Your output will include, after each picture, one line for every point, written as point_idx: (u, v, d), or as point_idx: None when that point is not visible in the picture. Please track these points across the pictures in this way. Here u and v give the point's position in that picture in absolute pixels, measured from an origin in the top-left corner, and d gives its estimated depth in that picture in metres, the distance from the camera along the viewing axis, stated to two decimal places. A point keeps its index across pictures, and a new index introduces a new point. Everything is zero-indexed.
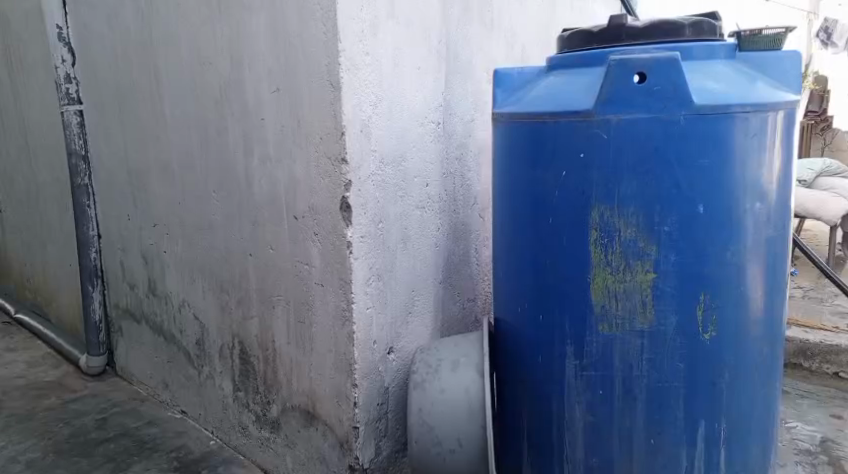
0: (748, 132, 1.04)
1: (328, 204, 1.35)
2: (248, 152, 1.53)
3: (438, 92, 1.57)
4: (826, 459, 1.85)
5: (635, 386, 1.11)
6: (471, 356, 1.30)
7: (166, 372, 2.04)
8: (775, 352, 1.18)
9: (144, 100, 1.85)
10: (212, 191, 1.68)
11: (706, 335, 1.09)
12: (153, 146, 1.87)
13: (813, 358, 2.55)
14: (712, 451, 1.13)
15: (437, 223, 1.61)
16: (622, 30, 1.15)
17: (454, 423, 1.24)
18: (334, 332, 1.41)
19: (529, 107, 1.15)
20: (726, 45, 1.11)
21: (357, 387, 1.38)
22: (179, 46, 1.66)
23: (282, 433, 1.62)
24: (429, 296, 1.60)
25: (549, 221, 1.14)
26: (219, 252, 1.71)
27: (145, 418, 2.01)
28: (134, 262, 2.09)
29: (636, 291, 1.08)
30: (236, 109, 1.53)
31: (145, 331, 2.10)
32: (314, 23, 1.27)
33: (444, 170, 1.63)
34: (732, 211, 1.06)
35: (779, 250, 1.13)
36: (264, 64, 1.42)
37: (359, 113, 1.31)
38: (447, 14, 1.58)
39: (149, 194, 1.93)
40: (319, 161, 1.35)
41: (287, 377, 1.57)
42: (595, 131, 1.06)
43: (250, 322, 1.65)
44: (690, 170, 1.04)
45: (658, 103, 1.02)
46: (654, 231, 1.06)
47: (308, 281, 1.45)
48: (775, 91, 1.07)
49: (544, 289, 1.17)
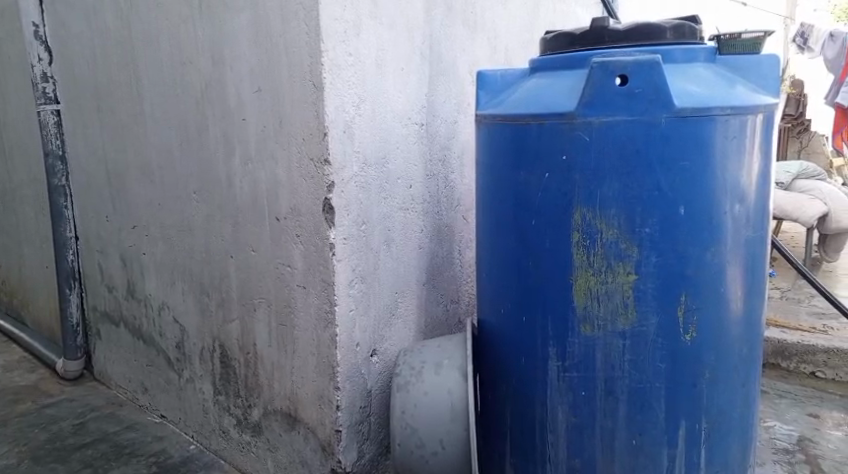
0: (727, 133, 1.05)
1: (310, 205, 1.34)
2: (229, 153, 1.52)
3: (421, 93, 1.56)
4: (804, 457, 1.88)
5: (617, 387, 1.12)
6: (455, 357, 1.29)
7: (145, 375, 2.01)
8: (755, 352, 1.19)
9: (123, 100, 1.82)
10: (192, 192, 1.66)
11: (688, 335, 1.10)
12: (132, 147, 1.84)
13: (791, 358, 2.58)
14: (693, 450, 1.14)
15: (420, 225, 1.61)
16: (605, 32, 1.15)
17: (437, 425, 1.23)
18: (316, 334, 1.40)
19: (512, 109, 1.15)
20: (705, 48, 1.12)
21: (340, 390, 1.38)
22: (159, 45, 1.64)
23: (264, 437, 1.60)
24: (412, 298, 1.60)
25: (532, 223, 1.14)
26: (200, 254, 1.69)
27: (124, 423, 1.98)
28: (112, 265, 2.06)
29: (617, 292, 1.08)
30: (217, 110, 1.51)
31: (124, 334, 2.07)
32: (296, 23, 1.26)
33: (428, 172, 1.62)
34: (712, 212, 1.07)
35: (759, 250, 1.14)
36: (246, 63, 1.40)
37: (341, 115, 1.30)
38: (430, 14, 1.58)
39: (128, 195, 1.91)
40: (301, 162, 1.34)
41: (268, 380, 1.55)
42: (577, 133, 1.06)
43: (230, 325, 1.64)
44: (671, 172, 1.05)
45: (640, 106, 1.03)
46: (636, 232, 1.06)
47: (290, 283, 1.44)
48: (754, 95, 1.08)
49: (527, 291, 1.17)
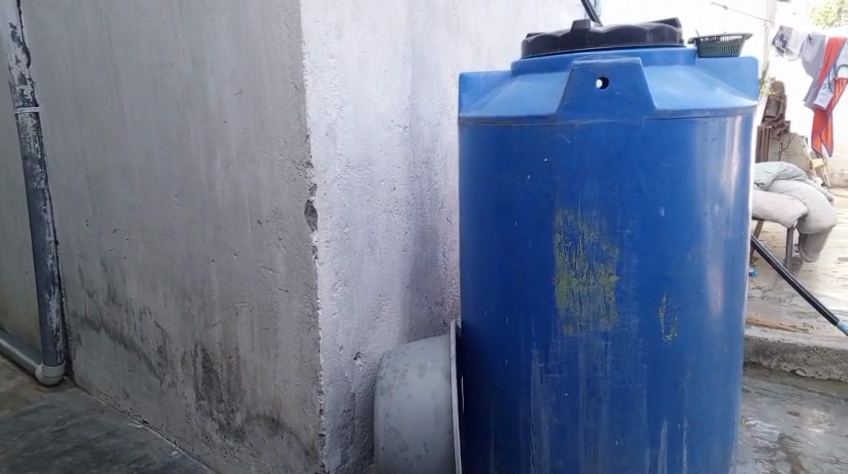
0: (707, 135, 1.06)
1: (292, 208, 1.34)
2: (210, 155, 1.50)
3: (404, 96, 1.56)
4: (784, 454, 1.90)
5: (600, 388, 1.12)
6: (439, 359, 1.29)
7: (127, 381, 1.99)
8: (736, 351, 1.20)
9: (103, 103, 1.81)
10: (174, 195, 1.65)
11: (669, 336, 1.10)
12: (112, 150, 1.82)
13: (772, 357, 2.61)
14: (675, 450, 1.15)
15: (404, 227, 1.61)
16: (586, 35, 1.16)
17: (421, 428, 1.23)
18: (298, 337, 1.39)
19: (493, 111, 1.16)
20: (684, 51, 1.13)
21: (323, 394, 1.37)
22: (139, 47, 1.62)
23: (247, 442, 1.59)
24: (396, 301, 1.59)
25: (515, 225, 1.14)
26: (181, 258, 1.68)
27: (105, 429, 1.96)
28: (93, 269, 2.03)
29: (599, 293, 1.09)
30: (198, 112, 1.50)
31: (105, 340, 2.05)
32: (278, 25, 1.26)
33: (411, 174, 1.62)
34: (692, 213, 1.08)
35: (739, 251, 1.15)
36: (227, 65, 1.39)
37: (323, 117, 1.29)
38: (412, 17, 1.57)
39: (108, 198, 1.89)
40: (283, 164, 1.33)
41: (251, 385, 1.54)
42: (558, 135, 1.07)
43: (212, 329, 1.63)
44: (652, 174, 1.05)
45: (621, 107, 1.04)
46: (617, 234, 1.07)
47: (272, 286, 1.43)
48: (732, 97, 1.09)
49: (510, 292, 1.17)
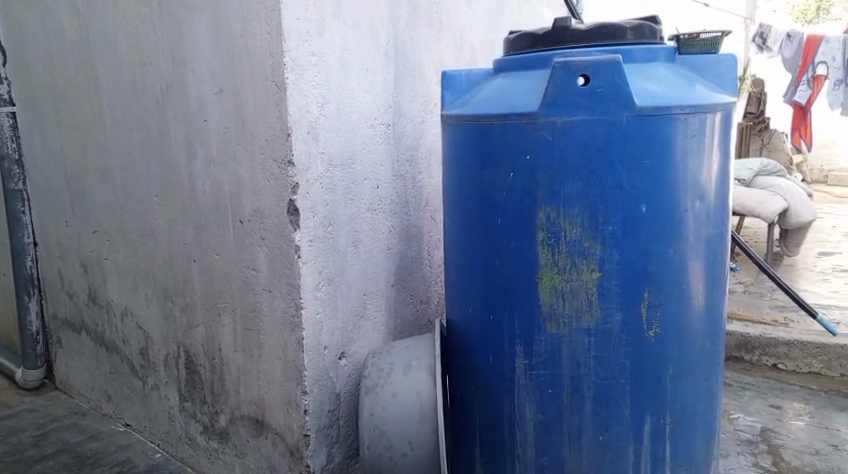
0: (687, 132, 1.07)
1: (275, 208, 1.33)
2: (190, 155, 1.49)
3: (387, 94, 1.56)
4: (766, 447, 1.92)
5: (583, 384, 1.12)
6: (423, 358, 1.29)
7: (109, 383, 1.97)
8: (717, 346, 1.21)
9: (81, 102, 1.79)
10: (154, 195, 1.63)
11: (651, 331, 1.11)
12: (91, 150, 1.80)
13: (754, 351, 2.64)
14: (658, 445, 1.15)
15: (388, 225, 1.60)
16: (567, 32, 1.16)
17: (405, 426, 1.23)
18: (282, 338, 1.38)
19: (476, 109, 1.16)
20: (665, 48, 1.14)
21: (307, 395, 1.36)
22: (117, 46, 1.61)
23: (231, 444, 1.58)
24: (381, 300, 1.59)
25: (498, 222, 1.14)
26: (162, 259, 1.66)
27: (87, 433, 1.94)
28: (73, 270, 2.01)
29: (581, 290, 1.09)
30: (178, 111, 1.49)
31: (86, 342, 2.02)
32: (258, 22, 1.25)
33: (394, 172, 1.62)
34: (673, 209, 1.09)
35: (719, 246, 1.16)
36: (207, 64, 1.38)
37: (305, 115, 1.29)
38: (394, 14, 1.57)
39: (88, 199, 1.87)
40: (265, 163, 1.32)
41: (235, 386, 1.53)
42: (540, 133, 1.07)
43: (195, 330, 1.61)
44: (633, 171, 1.06)
45: (601, 105, 1.04)
46: (599, 230, 1.07)
47: (255, 286, 1.42)
48: (712, 93, 1.10)
49: (494, 290, 1.18)
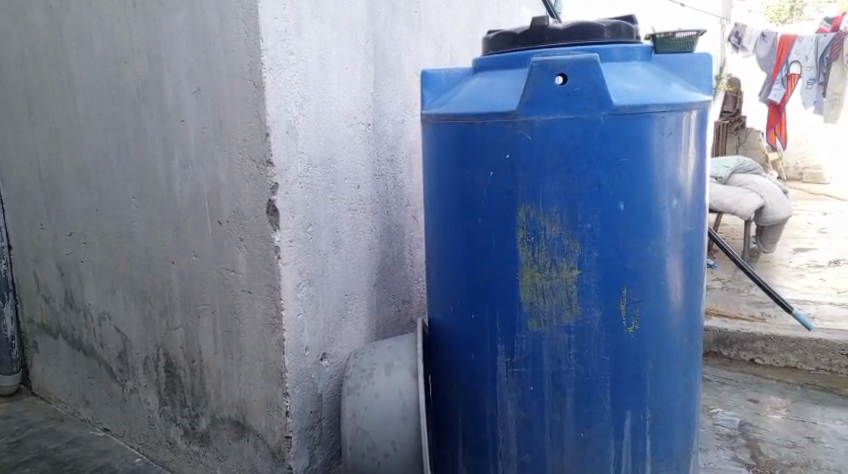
0: (664, 130, 1.08)
1: (254, 208, 1.32)
2: (168, 155, 1.48)
3: (367, 93, 1.56)
4: (744, 441, 1.95)
5: (564, 381, 1.13)
6: (405, 358, 1.29)
7: (87, 388, 1.94)
8: (695, 341, 1.22)
9: (55, 102, 1.76)
10: (131, 197, 1.61)
11: (630, 328, 1.12)
12: (66, 151, 1.77)
13: (732, 347, 2.67)
14: (639, 441, 1.16)
15: (370, 225, 1.60)
16: (545, 32, 1.16)
17: (388, 426, 1.23)
18: (263, 339, 1.37)
19: (455, 108, 1.16)
20: (641, 47, 1.15)
21: (289, 396, 1.35)
22: (92, 44, 1.59)
23: (212, 447, 1.57)
24: (362, 300, 1.59)
25: (479, 221, 1.15)
26: (140, 261, 1.64)
27: (64, 438, 1.91)
28: (49, 274, 1.98)
29: (561, 288, 1.10)
30: (155, 112, 1.47)
31: (63, 346, 1.99)
32: (235, 22, 1.24)
33: (375, 172, 1.62)
34: (651, 207, 1.10)
35: (697, 243, 1.17)
36: (183, 63, 1.37)
37: (284, 114, 1.28)
38: (373, 13, 1.57)
39: (63, 200, 1.84)
40: (243, 163, 1.31)
41: (215, 389, 1.52)
42: (519, 132, 1.08)
43: (174, 332, 1.60)
44: (611, 169, 1.07)
45: (579, 103, 1.05)
46: (578, 229, 1.08)
47: (235, 288, 1.41)
48: (687, 92, 1.12)
49: (475, 288, 1.18)
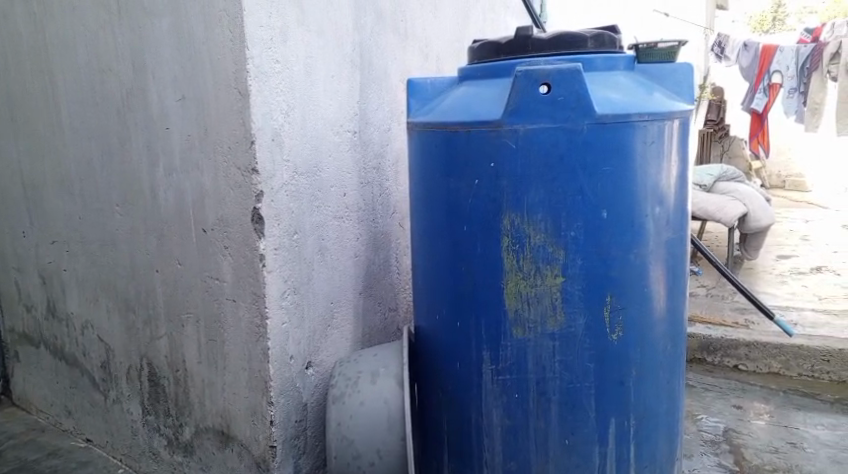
0: (647, 138, 1.09)
1: (239, 216, 1.31)
2: (152, 163, 1.47)
3: (353, 101, 1.56)
4: (728, 447, 1.96)
5: (549, 388, 1.14)
6: (391, 366, 1.29)
7: (69, 398, 1.92)
8: (678, 348, 1.23)
9: (38, 109, 1.75)
10: (115, 205, 1.60)
11: (614, 335, 1.13)
12: (49, 159, 1.76)
13: (716, 353, 2.69)
14: (623, 447, 1.17)
15: (356, 233, 1.60)
16: (529, 41, 1.18)
17: (373, 435, 1.22)
18: (247, 348, 1.36)
19: (441, 117, 1.17)
20: (625, 57, 1.16)
21: (273, 405, 1.35)
22: (76, 51, 1.58)
23: (196, 457, 1.55)
24: (348, 308, 1.59)
25: (464, 229, 1.15)
26: (124, 269, 1.63)
27: (45, 450, 1.89)
28: (31, 283, 1.95)
29: (545, 295, 1.10)
30: (139, 119, 1.47)
31: (45, 356, 1.97)
32: (220, 30, 1.24)
33: (361, 179, 1.62)
34: (634, 215, 1.11)
35: (679, 250, 1.18)
36: (168, 71, 1.37)
37: (269, 122, 1.28)
38: (359, 21, 1.57)
39: (46, 208, 1.82)
40: (228, 171, 1.31)
41: (199, 398, 1.51)
42: (504, 140, 1.08)
43: (158, 342, 1.58)
44: (594, 178, 1.08)
45: (563, 113, 1.06)
46: (562, 236, 1.08)
47: (219, 296, 1.40)
48: (669, 101, 1.13)
49: (460, 296, 1.18)
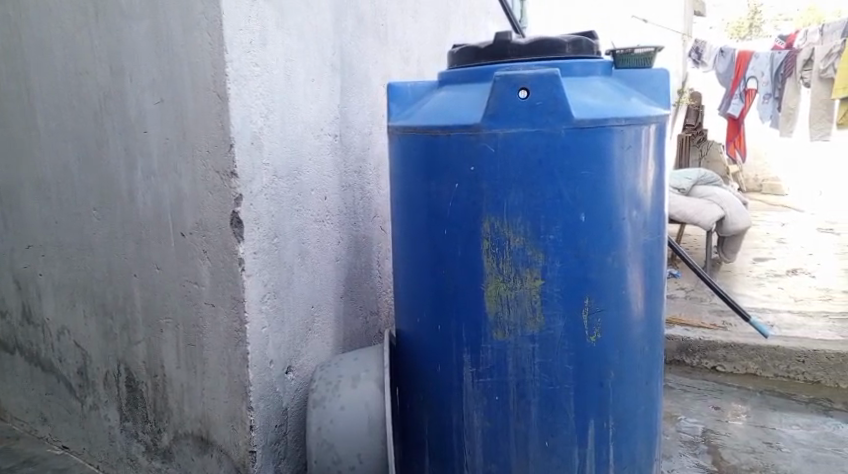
0: (624, 143, 1.10)
1: (218, 220, 1.31)
2: (130, 167, 1.46)
3: (333, 105, 1.56)
4: (706, 447, 1.99)
5: (529, 390, 1.14)
6: (372, 370, 1.28)
7: (44, 405, 1.89)
8: (656, 349, 1.24)
9: (13, 112, 1.73)
10: (92, 208, 1.58)
11: (592, 337, 1.13)
12: (24, 163, 1.74)
13: (694, 355, 2.72)
14: (602, 448, 1.18)
15: (337, 236, 1.60)
16: (508, 46, 1.19)
17: (353, 439, 1.22)
18: (227, 352, 1.36)
19: (421, 121, 1.17)
20: (602, 62, 1.17)
21: (253, 410, 1.34)
22: (52, 54, 1.56)
23: (175, 463, 1.54)
24: (329, 311, 1.58)
25: (444, 232, 1.16)
26: (101, 273, 1.61)
27: (20, 458, 1.86)
28: (6, 288, 1.92)
29: (525, 298, 1.11)
30: (117, 122, 1.45)
31: (20, 363, 1.94)
32: (198, 32, 1.23)
33: (342, 183, 1.62)
34: (612, 218, 1.12)
35: (656, 253, 1.20)
36: (146, 75, 1.36)
37: (248, 126, 1.27)
38: (339, 25, 1.57)
39: (21, 213, 1.80)
40: (206, 175, 1.30)
41: (178, 404, 1.49)
42: (483, 144, 1.09)
43: (136, 347, 1.57)
44: (572, 181, 1.09)
45: (541, 117, 1.07)
46: (541, 239, 1.09)
47: (197, 301, 1.39)
48: (646, 106, 1.14)
49: (441, 299, 1.19)
